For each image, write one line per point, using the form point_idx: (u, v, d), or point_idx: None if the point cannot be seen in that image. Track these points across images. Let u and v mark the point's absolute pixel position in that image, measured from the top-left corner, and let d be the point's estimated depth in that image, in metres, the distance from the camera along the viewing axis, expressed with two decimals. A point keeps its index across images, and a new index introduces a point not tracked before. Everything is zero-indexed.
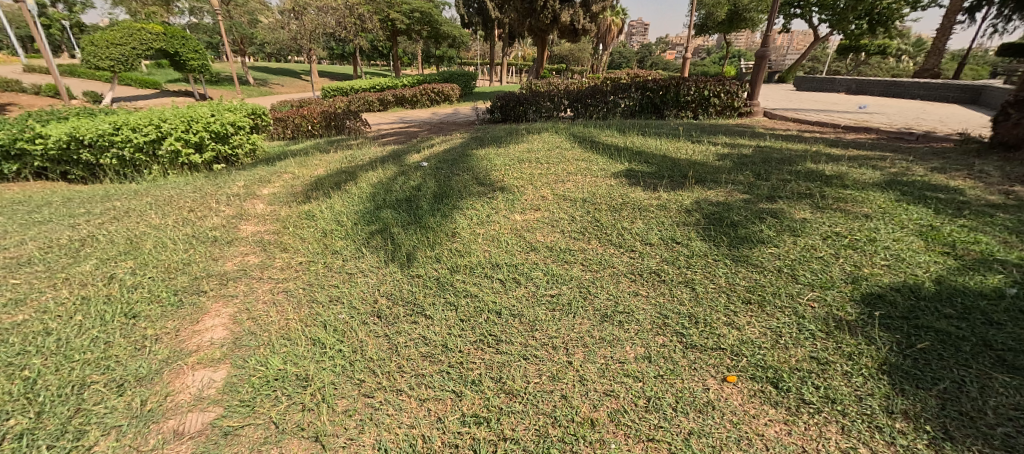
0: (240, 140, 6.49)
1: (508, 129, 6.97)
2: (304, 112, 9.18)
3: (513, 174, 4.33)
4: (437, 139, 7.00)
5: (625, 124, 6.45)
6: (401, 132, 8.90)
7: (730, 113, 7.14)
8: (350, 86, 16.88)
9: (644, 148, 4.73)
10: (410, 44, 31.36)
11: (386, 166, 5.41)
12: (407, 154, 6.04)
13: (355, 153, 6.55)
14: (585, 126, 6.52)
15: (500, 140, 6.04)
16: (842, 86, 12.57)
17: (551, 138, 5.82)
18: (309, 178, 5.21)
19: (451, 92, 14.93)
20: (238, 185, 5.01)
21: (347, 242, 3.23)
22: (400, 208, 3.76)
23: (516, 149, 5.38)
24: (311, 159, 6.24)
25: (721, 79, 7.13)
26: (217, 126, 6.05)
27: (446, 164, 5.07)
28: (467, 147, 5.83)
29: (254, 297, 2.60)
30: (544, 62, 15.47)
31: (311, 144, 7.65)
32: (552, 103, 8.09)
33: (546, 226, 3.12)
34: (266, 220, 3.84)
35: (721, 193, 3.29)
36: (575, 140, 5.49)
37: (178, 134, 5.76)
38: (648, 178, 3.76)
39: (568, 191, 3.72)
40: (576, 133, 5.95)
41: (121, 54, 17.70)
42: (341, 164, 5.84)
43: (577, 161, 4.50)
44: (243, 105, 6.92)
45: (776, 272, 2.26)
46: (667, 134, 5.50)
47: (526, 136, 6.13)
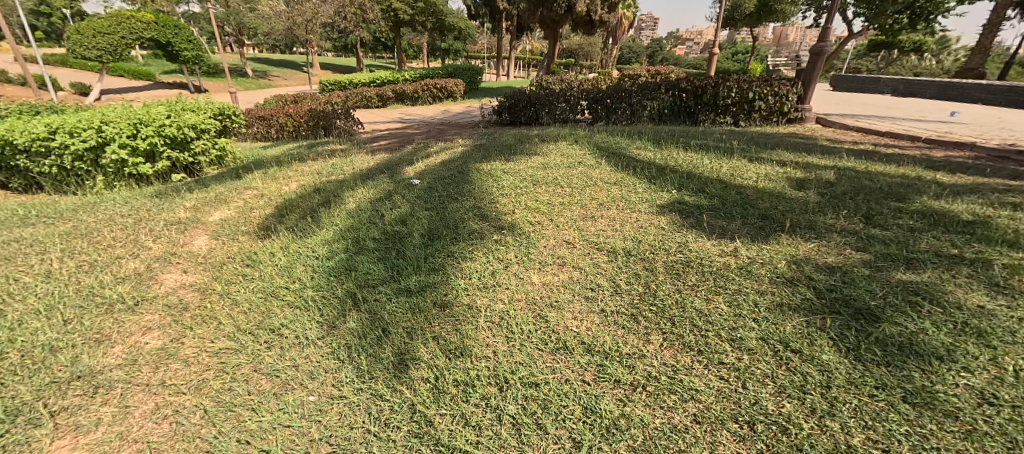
0: (202, 146, 5.54)
1: (517, 135, 5.98)
2: (289, 110, 8.35)
3: (524, 205, 3.33)
4: (435, 145, 6.02)
5: (657, 132, 5.43)
6: (396, 134, 7.90)
7: (778, 119, 6.05)
8: (349, 79, 15.89)
9: (691, 168, 3.72)
10: (415, 37, 30.33)
11: (369, 183, 4.44)
12: (398, 166, 5.06)
13: (338, 163, 5.58)
14: (610, 133, 5.51)
15: (508, 150, 5.05)
16: (888, 87, 11.35)
17: (570, 149, 4.84)
18: (276, 198, 4.27)
19: (456, 88, 13.87)
20: (185, 206, 4.08)
21: (290, 316, 2.26)
22: (372, 255, 2.78)
23: (529, 164, 4.39)
24: (284, 170, 5.29)
25: (768, 79, 6.00)
26: (172, 129, 5.06)
27: (442, 183, 4.09)
28: (469, 159, 4.86)
29: (122, 430, 1.68)
30: (556, 57, 14.35)
31: (291, 151, 6.70)
32: (568, 104, 7.05)
33: (578, 300, 2.13)
34: (197, 265, 2.89)
35: (828, 252, 2.27)
36: (601, 153, 4.50)
37: (123, 139, 4.77)
38: (710, 216, 2.76)
39: (602, 235, 2.71)
40: (600, 144, 4.95)
41: (110, 44, 16.87)
42: (319, 177, 4.89)
43: (608, 186, 3.49)
44: (210, 104, 5.97)
45: (1001, 446, 1.30)
46: (714, 148, 4.47)
47: (539, 145, 5.15)
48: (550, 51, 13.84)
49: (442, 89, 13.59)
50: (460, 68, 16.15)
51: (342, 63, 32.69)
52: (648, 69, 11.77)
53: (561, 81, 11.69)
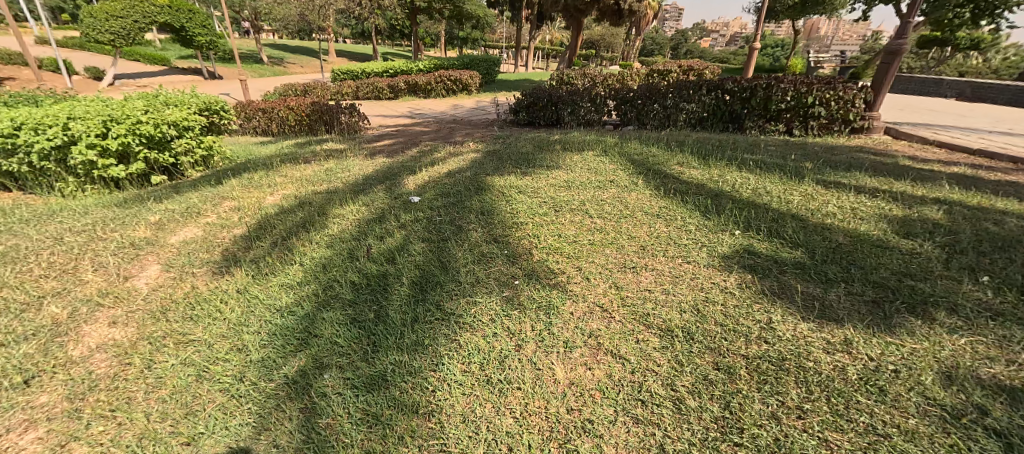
0: (185, 144, 4.97)
1: (535, 140, 5.27)
2: (291, 103, 7.78)
3: (544, 242, 2.64)
4: (443, 149, 5.36)
5: (699, 141, 4.67)
6: (403, 132, 7.26)
7: (840, 129, 5.20)
8: (361, 68, 15.26)
9: (754, 199, 2.98)
10: (433, 25, 29.57)
11: (361, 198, 3.79)
12: (398, 176, 4.40)
13: (334, 168, 4.96)
14: (644, 141, 4.77)
15: (526, 161, 4.36)
16: (952, 89, 10.22)
17: (598, 162, 4.12)
18: (254, 214, 3.67)
19: (472, 81, 13.10)
20: (148, 221, 3.52)
21: (219, 414, 1.65)
22: (346, 314, 2.14)
23: (550, 181, 3.69)
24: (272, 175, 4.69)
25: (832, 81, 5.13)
26: (149, 128, 4.49)
27: (445, 203, 3.42)
28: (479, 171, 4.18)
29: None
30: (579, 48, 13.39)
31: (288, 150, 6.11)
32: (593, 104, 6.28)
33: (623, 422, 1.47)
34: (131, 314, 2.31)
35: (992, 360, 1.55)
36: (637, 170, 3.76)
37: (90, 139, 4.20)
38: (798, 279, 2.04)
39: (649, 299, 2.03)
40: (634, 155, 4.22)
41: (123, 27, 16.57)
42: (307, 188, 4.27)
43: (651, 221, 2.78)
44: (198, 98, 5.39)
45: None
46: (774, 166, 3.69)
47: (561, 155, 4.44)
48: (572, 43, 12.92)
49: (457, 81, 12.84)
50: (476, 59, 15.36)
51: (358, 51, 32.08)
52: (680, 63, 10.83)
53: (583, 75, 10.83)
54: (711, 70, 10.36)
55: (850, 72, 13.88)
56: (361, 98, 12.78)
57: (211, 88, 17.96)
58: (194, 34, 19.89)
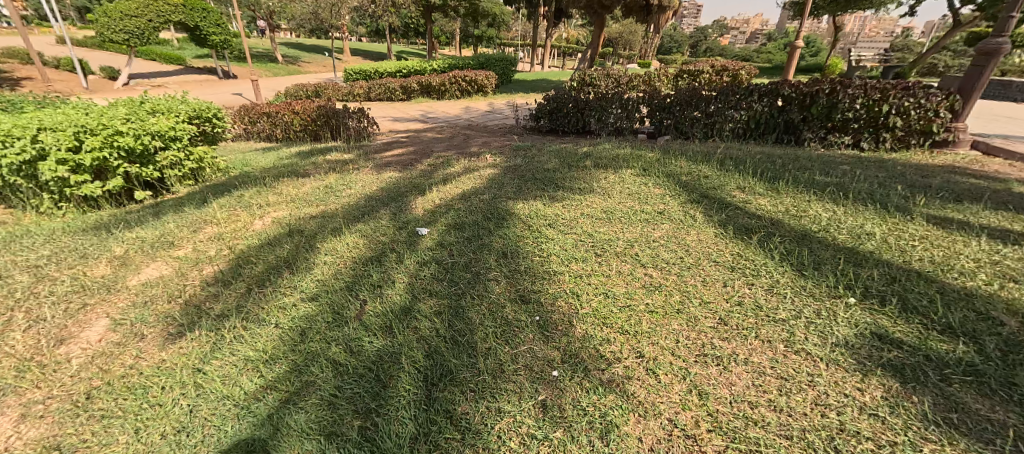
0: (172, 158, 4.45)
1: (560, 153, 4.64)
2: (296, 107, 7.27)
3: (586, 304, 2.04)
4: (456, 162, 4.77)
5: (755, 157, 3.99)
6: (413, 140, 6.68)
7: (918, 142, 4.46)
8: (373, 67, 14.79)
9: (853, 245, 2.32)
10: (448, 23, 29.14)
11: (359, 226, 3.22)
12: (404, 197, 3.81)
13: (333, 184, 4.41)
14: (689, 156, 4.11)
15: (552, 182, 3.73)
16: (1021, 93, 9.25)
17: (639, 184, 3.47)
18: (235, 246, 3.12)
19: (487, 81, 12.45)
20: (112, 255, 3.00)
21: None
22: (323, 423, 1.57)
23: (585, 210, 3.07)
24: (264, 194, 4.15)
25: (911, 85, 4.38)
26: (128, 141, 3.96)
27: (458, 238, 2.83)
28: (498, 193, 3.58)
29: None
30: (601, 46, 12.66)
31: (288, 161, 5.58)
32: (624, 110, 5.60)
33: None
34: (51, 403, 1.79)
35: None
36: (690, 196, 3.11)
37: (61, 154, 3.69)
38: (975, 396, 1.39)
39: (749, 416, 1.41)
40: (681, 175, 3.56)
41: (137, 27, 16.41)
42: (301, 211, 3.72)
43: (724, 275, 2.15)
44: (189, 105, 4.84)
45: None
46: (862, 193, 3.01)
47: (593, 175, 3.80)
48: (594, 41, 12.20)
49: (472, 82, 12.21)
50: (493, 58, 14.72)
51: (372, 49, 31.71)
52: (712, 63, 10.02)
53: (607, 75, 10.11)
54: (747, 71, 9.57)
55: (896, 72, 12.87)
56: (374, 98, 12.43)
57: (224, 88, 17.70)
58: (208, 33, 19.66)
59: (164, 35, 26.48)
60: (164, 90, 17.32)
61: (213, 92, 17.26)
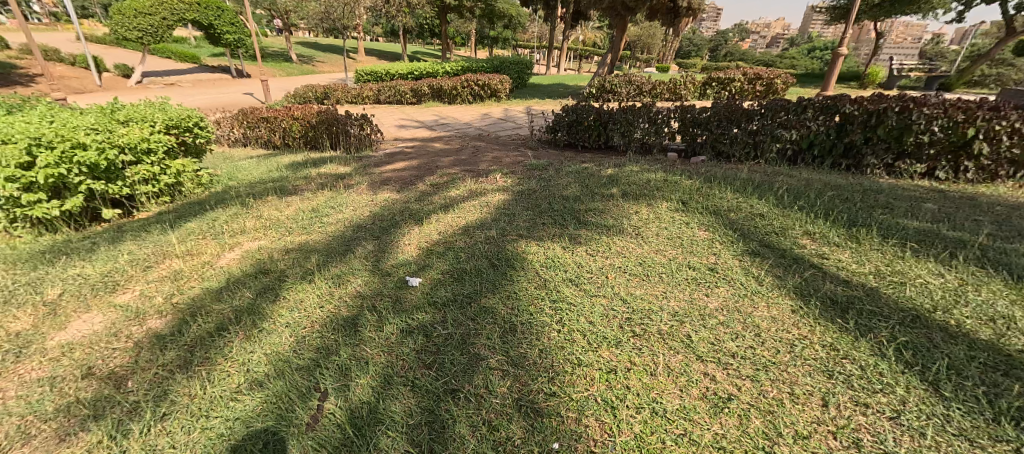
0: (142, 173, 3.90)
1: (580, 176, 4.05)
2: (296, 113, 6.80)
3: (628, 426, 1.47)
4: (461, 183, 4.20)
5: (816, 188, 3.34)
6: (419, 151, 6.14)
7: (1006, 173, 3.76)
8: (385, 68, 14.35)
9: (992, 340, 1.70)
10: (464, 23, 28.71)
11: (338, 270, 2.66)
12: (397, 228, 3.25)
13: (321, 206, 3.87)
14: (734, 183, 3.48)
15: (572, 215, 3.14)
16: None
17: (679, 223, 2.86)
18: (188, 290, 2.59)
19: (501, 86, 11.73)
20: (41, 302, 2.48)
21: None
22: None
23: (615, 260, 2.47)
24: (241, 218, 3.61)
25: (1002, 106, 3.68)
26: (88, 156, 3.43)
27: (455, 296, 2.26)
28: (506, 229, 3.00)
29: None
30: (622, 50, 11.96)
31: (279, 173, 5.07)
32: (652, 125, 4.98)
33: None
34: None
35: None
36: (746, 246, 2.49)
37: (9, 170, 3.20)
38: None
39: None
40: (730, 213, 2.94)
41: (151, 25, 16.24)
42: (276, 243, 3.18)
43: (817, 387, 1.54)
44: (167, 114, 4.29)
45: None
46: (972, 249, 2.35)
47: (621, 208, 3.19)
48: (615, 45, 11.53)
49: (484, 86, 11.56)
50: (507, 61, 14.10)
51: (387, 49, 31.40)
52: (746, 69, 9.18)
53: (628, 82, 9.44)
54: (783, 79, 8.66)
55: (942, 82, 11.91)
56: (383, 101, 12.25)
57: (235, 88, 17.51)
58: (222, 31, 19.44)
59: (182, 33, 26.57)
60: (177, 89, 17.17)
61: (225, 92, 17.04)
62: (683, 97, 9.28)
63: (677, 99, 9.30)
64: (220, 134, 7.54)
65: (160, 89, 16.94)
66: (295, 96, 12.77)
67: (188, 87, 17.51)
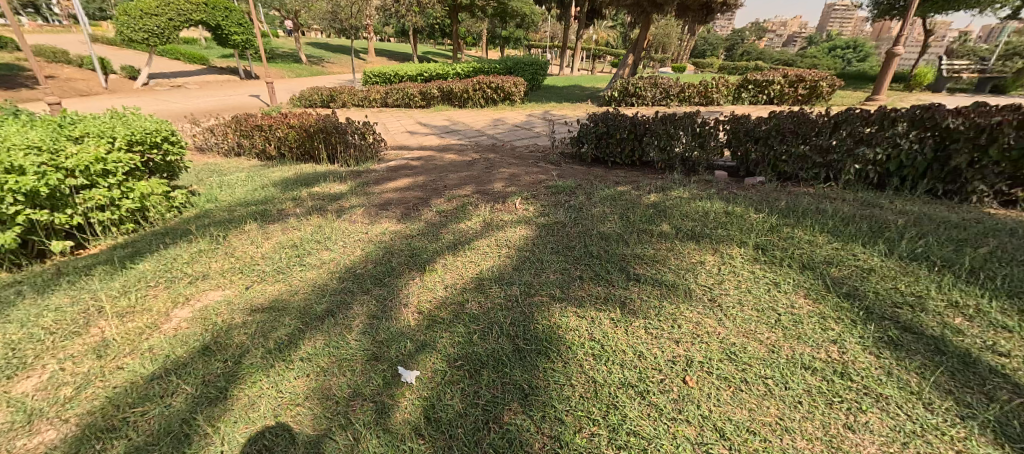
0: (97, 199, 3.26)
1: (618, 203, 3.34)
2: (292, 120, 6.15)
3: None
4: (473, 210, 3.52)
5: (931, 228, 2.60)
6: (425, 165, 5.48)
7: None
8: (393, 69, 13.75)
9: None
10: (476, 23, 28.10)
11: (310, 349, 2.00)
12: (393, 278, 2.57)
13: (304, 240, 3.21)
14: (821, 221, 2.74)
15: (618, 265, 2.43)
16: None
17: (765, 285, 2.14)
18: (113, 376, 1.94)
19: (516, 89, 10.96)
20: None
21: None
22: None
23: (691, 349, 1.76)
24: (207, 257, 2.96)
25: None
26: (21, 183, 2.78)
27: (466, 409, 1.58)
28: (532, 286, 2.31)
29: None
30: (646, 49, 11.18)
31: (265, 192, 4.43)
32: (697, 138, 4.24)
33: None
34: None
35: None
36: (874, 331, 1.78)
37: None
38: None
39: None
40: (831, 270, 2.22)
41: (158, 26, 15.80)
42: (242, 297, 2.52)
43: None
44: (130, 127, 3.61)
45: None
46: None
47: (681, 255, 2.47)
48: (638, 43, 10.76)
49: (498, 89, 10.78)
50: (521, 61, 13.39)
51: (396, 49, 30.90)
52: (787, 71, 8.29)
53: (654, 84, 8.67)
54: (829, 82, 7.76)
55: (995, 84, 10.90)
56: (391, 104, 11.73)
57: (242, 90, 17.07)
58: (230, 32, 19.01)
59: (191, 34, 26.36)
60: (183, 91, 16.79)
61: (231, 94, 16.62)
62: (714, 101, 8.49)
63: (708, 103, 8.53)
64: (214, 141, 6.98)
65: (166, 91, 16.58)
66: (300, 99, 12.26)
67: (195, 89, 17.12)
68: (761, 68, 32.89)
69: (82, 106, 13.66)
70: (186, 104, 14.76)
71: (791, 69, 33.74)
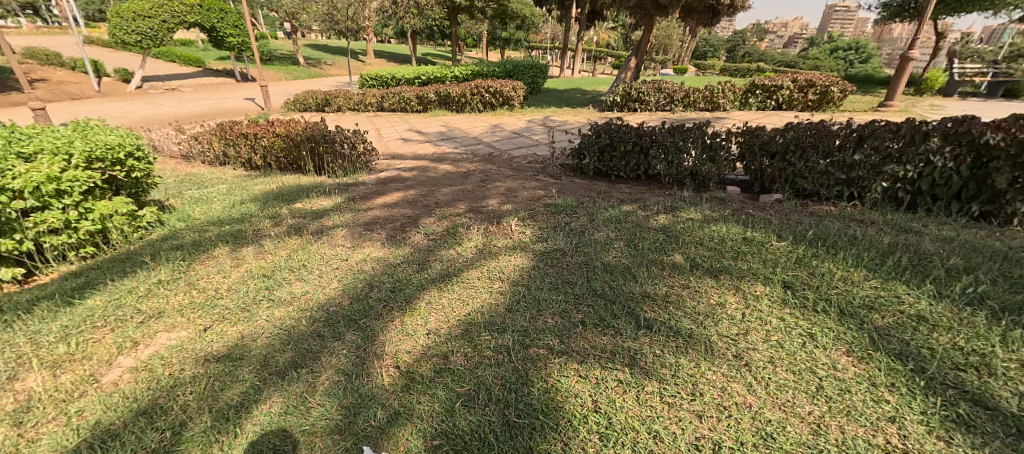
0: (49, 222, 2.93)
1: (623, 227, 3.03)
2: (278, 128, 5.85)
3: None
4: (464, 233, 3.22)
5: (980, 264, 2.29)
6: (417, 177, 5.18)
7: None
8: (391, 72, 13.46)
9: None
10: (476, 24, 27.80)
11: (264, 417, 1.70)
12: (371, 318, 2.27)
13: (276, 268, 2.91)
14: (853, 252, 2.44)
15: (626, 307, 2.12)
16: None
17: (798, 337, 1.83)
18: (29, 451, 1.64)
19: (515, 93, 10.51)
20: None
21: None
22: None
23: (716, 431, 1.46)
24: (166, 291, 2.65)
25: None
26: None
27: None
28: (527, 334, 1.99)
29: None
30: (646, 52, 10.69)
31: (244, 209, 4.12)
32: (708, 152, 3.93)
33: None
34: None
35: None
36: (936, 409, 1.47)
37: None
38: None
39: None
40: (873, 317, 1.92)
41: (151, 28, 15.50)
42: (196, 342, 2.21)
43: None
44: (89, 143, 3.29)
45: None
46: None
47: (697, 295, 2.17)
48: (641, 45, 10.44)
49: (496, 94, 10.34)
50: (521, 64, 13.13)
51: (395, 51, 30.63)
52: (796, 75, 7.98)
53: (658, 89, 8.47)
54: (840, 87, 7.45)
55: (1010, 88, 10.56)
56: (388, 108, 11.46)
57: (237, 93, 16.79)
58: (225, 34, 18.75)
59: (188, 35, 26.09)
60: (177, 94, 16.51)
61: (226, 97, 16.33)
62: (721, 106, 8.19)
63: (714, 108, 8.22)
64: (200, 150, 6.70)
65: (159, 94, 16.29)
66: (295, 103, 12.01)
67: (189, 92, 16.83)
68: (763, 70, 32.58)
69: (72, 110, 13.37)
70: (179, 107, 14.47)
71: (794, 71, 33.40)
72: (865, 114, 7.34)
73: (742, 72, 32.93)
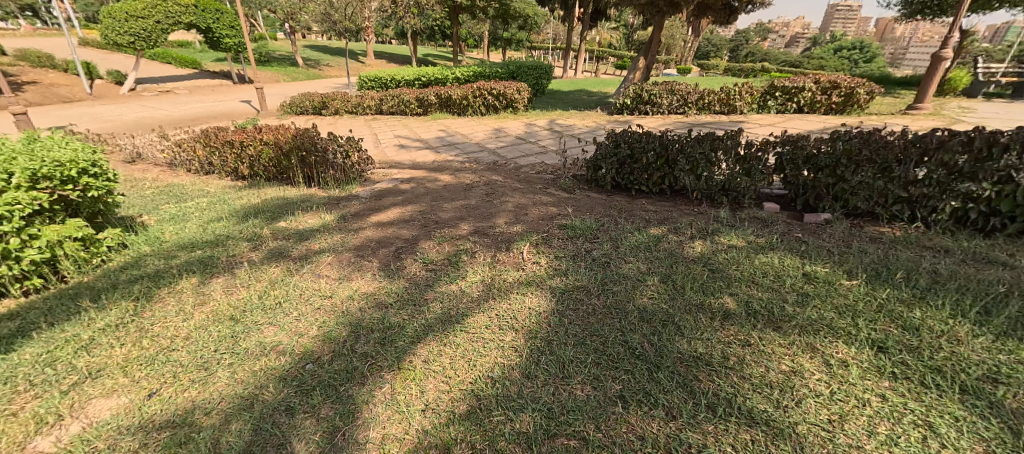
0: None
1: (655, 257, 2.58)
2: (265, 135, 5.41)
3: None
4: (468, 263, 2.77)
5: None
6: (416, 189, 4.74)
7: None
8: (390, 73, 13.03)
9: None
10: (477, 24, 27.29)
11: None
12: (355, 384, 1.83)
13: (247, 308, 2.46)
14: (945, 297, 1.99)
15: (675, 375, 1.68)
16: None
17: (911, 432, 1.40)
18: None
19: (519, 95, 10.02)
20: None
21: None
22: None
23: None
24: (112, 341, 2.21)
25: None
26: None
27: None
28: (553, 417, 1.56)
29: None
30: (655, 51, 10.25)
31: (221, 228, 3.67)
32: (743, 165, 3.47)
33: None
34: None
35: None
36: None
37: None
38: None
39: None
40: (1003, 396, 1.49)
41: (144, 28, 15.09)
42: (137, 416, 1.78)
43: None
44: (35, 158, 2.83)
45: None
46: None
47: (764, 358, 1.73)
48: (650, 44, 9.98)
49: (499, 96, 9.89)
50: (524, 65, 12.71)
51: (396, 52, 30.21)
52: (818, 76, 7.52)
53: (670, 91, 8.05)
54: (867, 88, 6.99)
55: None
56: (387, 111, 11.03)
57: (233, 95, 16.38)
58: (221, 35, 18.36)
59: (185, 36, 25.67)
60: (171, 96, 16.10)
61: (221, 99, 15.91)
62: (737, 109, 7.73)
63: (730, 111, 7.76)
64: (185, 158, 6.27)
65: (153, 96, 15.87)
66: (291, 106, 11.60)
67: (184, 94, 16.43)
68: (769, 69, 32.04)
69: (62, 113, 12.95)
70: (172, 110, 14.03)
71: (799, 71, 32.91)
72: (893, 118, 6.87)
73: (746, 72, 32.47)
